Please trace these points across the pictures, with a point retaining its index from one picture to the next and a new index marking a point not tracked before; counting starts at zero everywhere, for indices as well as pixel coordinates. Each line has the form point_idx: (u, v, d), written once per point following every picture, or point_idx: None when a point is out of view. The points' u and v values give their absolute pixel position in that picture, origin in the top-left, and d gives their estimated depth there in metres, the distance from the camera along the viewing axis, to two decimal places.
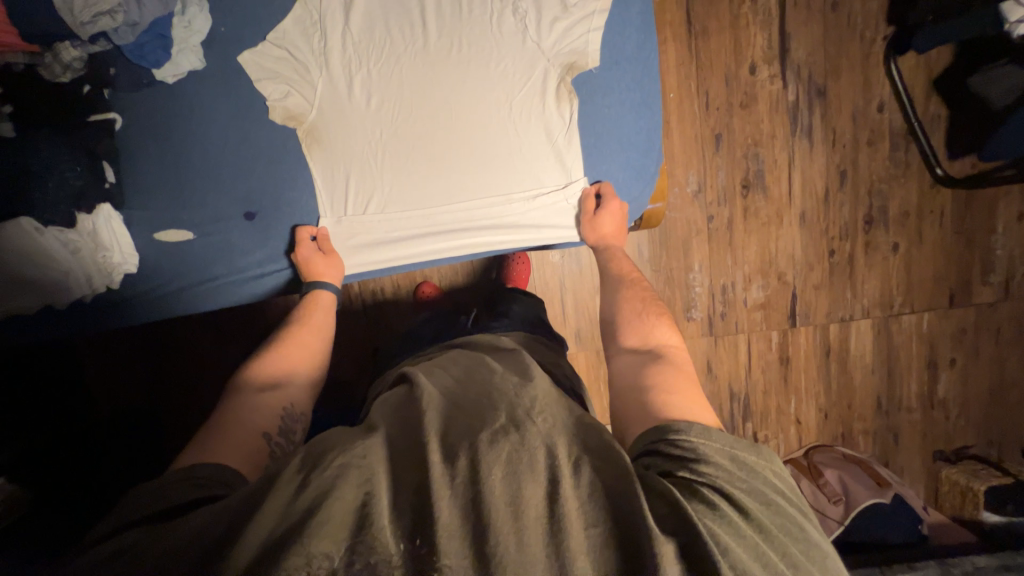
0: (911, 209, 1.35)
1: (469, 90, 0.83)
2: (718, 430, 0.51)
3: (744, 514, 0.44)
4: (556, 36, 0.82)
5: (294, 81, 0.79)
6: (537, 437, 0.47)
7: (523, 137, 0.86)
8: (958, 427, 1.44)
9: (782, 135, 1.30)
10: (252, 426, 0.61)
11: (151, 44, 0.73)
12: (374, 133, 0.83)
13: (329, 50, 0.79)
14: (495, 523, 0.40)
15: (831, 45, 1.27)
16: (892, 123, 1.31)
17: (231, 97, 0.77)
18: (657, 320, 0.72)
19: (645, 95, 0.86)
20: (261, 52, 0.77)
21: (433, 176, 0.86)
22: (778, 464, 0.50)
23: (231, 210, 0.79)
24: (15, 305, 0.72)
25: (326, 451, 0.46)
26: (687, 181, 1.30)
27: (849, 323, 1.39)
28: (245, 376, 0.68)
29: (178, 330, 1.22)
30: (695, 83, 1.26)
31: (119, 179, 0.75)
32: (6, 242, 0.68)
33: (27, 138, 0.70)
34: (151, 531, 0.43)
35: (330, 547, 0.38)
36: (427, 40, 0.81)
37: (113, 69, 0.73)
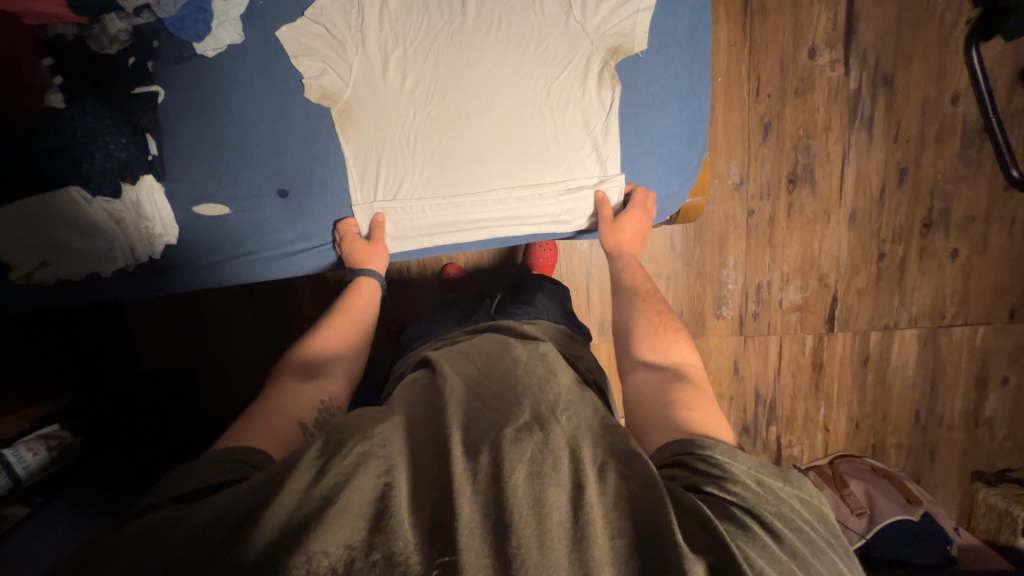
0: (977, 214, 1.24)
1: (507, 72, 0.80)
2: (744, 452, 0.49)
3: (776, 538, 0.42)
4: (602, 17, 0.78)
5: (332, 59, 0.78)
6: (561, 437, 0.47)
7: (560, 123, 0.82)
8: (1003, 449, 1.35)
9: (838, 127, 1.21)
10: (290, 413, 0.62)
11: (192, 18, 0.73)
12: (409, 115, 0.81)
13: (367, 28, 0.77)
14: (516, 524, 0.40)
15: (905, 28, 1.16)
16: (966, 118, 1.19)
17: (267, 72, 0.77)
18: (676, 336, 0.68)
19: (693, 83, 0.81)
20: (300, 28, 0.76)
21: (466, 162, 0.84)
22: (812, 489, 0.47)
23: (265, 187, 0.80)
24: (69, 271, 0.77)
25: (346, 431, 0.48)
26: (729, 172, 1.23)
27: (893, 331, 1.31)
28: (285, 365, 0.69)
29: (213, 297, 1.27)
30: (746, 66, 1.18)
31: (161, 153, 0.77)
32: (60, 211, 0.72)
33: (74, 108, 0.72)
34: (179, 510, 0.46)
35: (348, 536, 0.40)
36: (467, 19, 0.78)
37: (156, 41, 0.74)
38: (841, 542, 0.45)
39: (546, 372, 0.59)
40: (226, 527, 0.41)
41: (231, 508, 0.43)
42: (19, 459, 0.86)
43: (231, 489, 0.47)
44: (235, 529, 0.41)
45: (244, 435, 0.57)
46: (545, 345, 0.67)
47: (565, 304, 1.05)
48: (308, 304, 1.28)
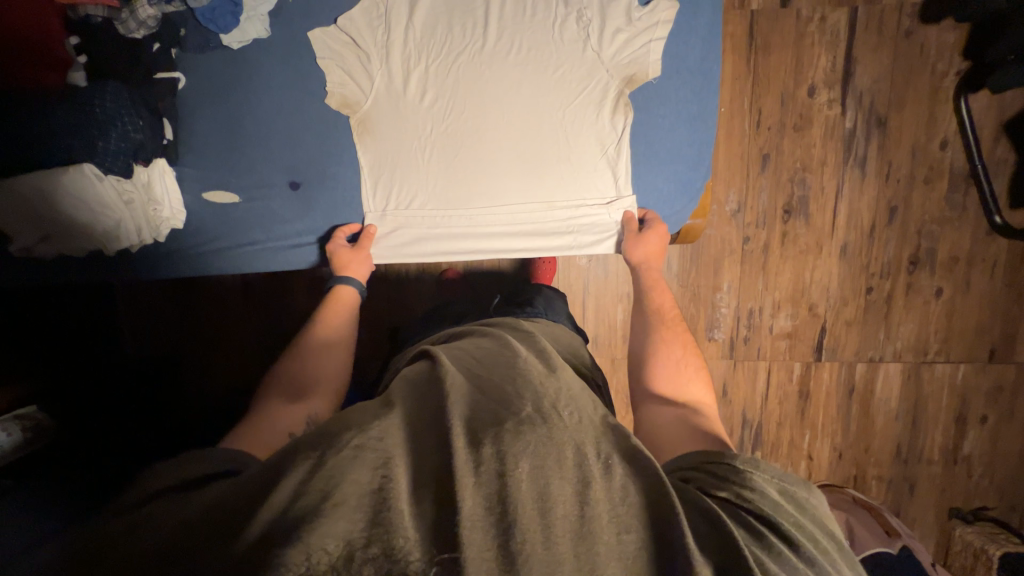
0: (961, 255, 1.29)
1: (524, 93, 0.82)
2: (768, 462, 0.51)
3: (795, 549, 0.43)
4: (617, 47, 0.81)
5: (355, 71, 0.80)
6: (563, 433, 0.48)
7: (572, 144, 0.85)
8: (980, 486, 1.38)
9: (833, 163, 1.25)
10: (279, 427, 0.60)
11: (222, 10, 0.74)
12: (425, 127, 0.83)
13: (390, 42, 0.80)
14: (521, 519, 0.41)
15: (899, 74, 1.21)
16: (954, 163, 1.24)
17: (288, 69, 0.78)
18: (695, 373, 0.70)
19: (702, 109, 0.83)
20: (328, 35, 0.78)
21: (480, 174, 0.85)
22: (832, 508, 0.50)
23: (276, 177, 0.81)
24: (66, 247, 0.74)
25: (340, 430, 0.48)
26: (727, 199, 1.27)
27: (878, 364, 1.34)
28: (275, 376, 0.69)
29: (207, 286, 1.26)
30: (748, 99, 1.23)
31: (176, 138, 0.79)
32: (65, 188, 0.67)
33: (90, 89, 0.69)
34: (172, 504, 0.45)
35: (348, 528, 0.39)
36: (488, 41, 0.81)
37: (184, 30, 0.76)
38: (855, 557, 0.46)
39: (544, 370, 0.60)
40: (224, 519, 0.41)
41: (228, 498, 0.43)
42: None
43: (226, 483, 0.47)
44: (231, 522, 0.41)
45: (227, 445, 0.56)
46: (543, 347, 0.69)
47: (564, 310, 1.07)
48: (304, 300, 1.27)
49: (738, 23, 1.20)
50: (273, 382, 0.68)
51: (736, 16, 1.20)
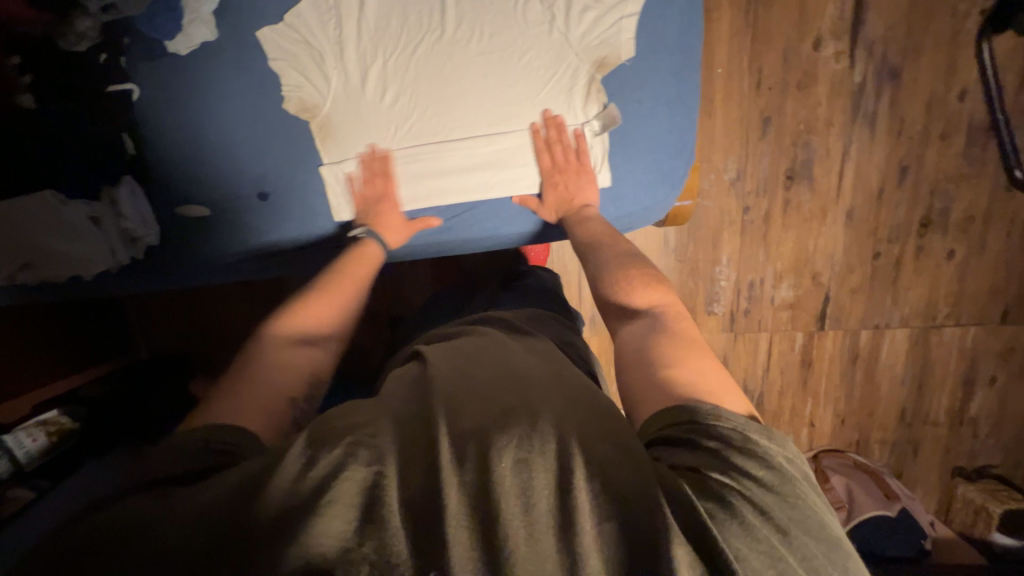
0: (976, 214, 1.22)
1: (493, 83, 0.77)
2: (733, 411, 0.49)
3: (763, 514, 0.42)
4: (587, 28, 0.75)
5: (309, 72, 0.76)
6: (550, 425, 0.48)
7: (546, 139, 0.80)
8: (985, 446, 1.37)
9: (840, 122, 1.17)
10: (281, 388, 0.61)
11: (163, 17, 0.71)
12: (389, 130, 0.79)
13: (341, 40, 0.75)
14: (507, 519, 0.41)
15: (916, 19, 1.10)
16: (973, 115, 1.15)
17: (243, 73, 0.75)
18: (655, 285, 0.67)
19: (681, 91, 0.78)
20: (280, 31, 0.74)
21: (451, 173, 0.81)
22: (791, 448, 0.48)
23: (245, 189, 0.79)
24: (50, 273, 0.75)
25: (328, 433, 0.48)
26: (725, 167, 1.21)
27: (884, 330, 1.31)
28: (275, 329, 0.68)
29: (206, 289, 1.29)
30: (747, 57, 1.14)
31: (138, 153, 0.76)
32: (34, 214, 0.71)
33: (50, 109, 0.73)
34: (166, 499, 0.45)
35: (343, 528, 0.41)
36: (450, 26, 0.75)
37: (127, 38, 0.72)
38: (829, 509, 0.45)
39: (535, 358, 0.63)
40: (222, 517, 0.42)
41: (221, 497, 0.44)
42: (17, 444, 0.91)
43: (221, 478, 0.46)
44: (226, 520, 0.42)
45: (221, 412, 0.55)
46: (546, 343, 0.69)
47: (558, 292, 1.03)
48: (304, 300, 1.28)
49: None
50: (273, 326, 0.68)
51: None
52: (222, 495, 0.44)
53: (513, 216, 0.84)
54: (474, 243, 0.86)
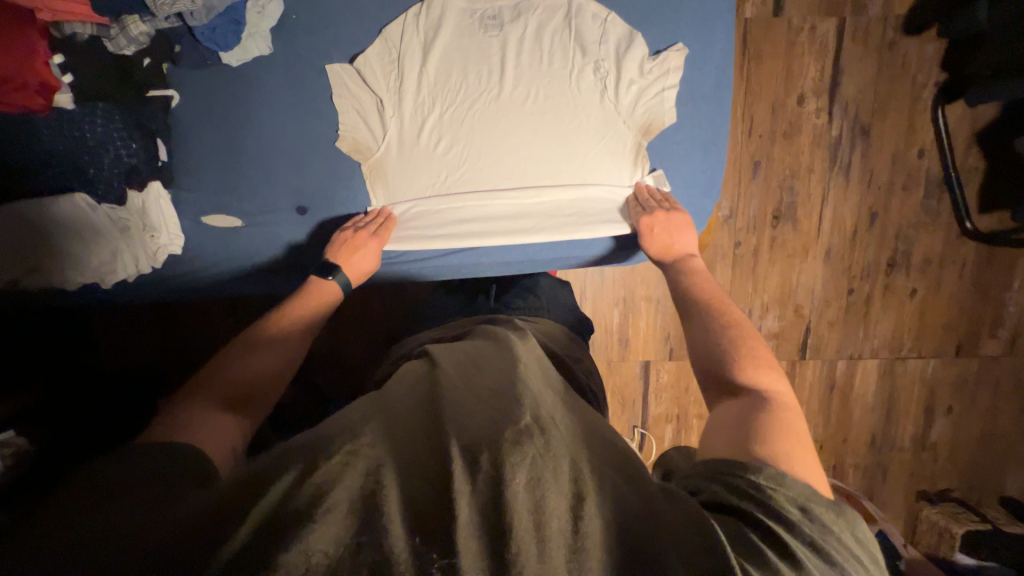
0: (933, 257, 1.36)
1: (537, 139, 0.90)
2: (796, 479, 0.51)
3: (793, 561, 0.44)
4: (633, 95, 0.89)
5: (371, 119, 0.87)
6: (561, 447, 0.48)
7: (589, 190, 0.92)
8: (944, 470, 1.49)
9: (819, 170, 1.30)
10: (228, 428, 0.59)
11: (224, 29, 0.76)
12: (440, 172, 0.90)
13: (404, 86, 0.86)
14: (517, 532, 0.40)
15: (882, 84, 1.25)
16: (929, 171, 1.30)
17: (292, 98, 0.83)
18: (760, 367, 0.67)
19: (714, 134, 0.92)
20: (346, 80, 0.83)
21: (499, 210, 0.92)
22: (860, 528, 0.50)
23: (283, 202, 0.86)
24: (58, 278, 0.74)
25: (325, 442, 0.47)
26: (719, 204, 1.30)
27: (857, 361, 1.41)
28: (216, 368, 0.67)
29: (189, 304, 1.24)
30: (741, 107, 1.25)
31: (170, 159, 0.81)
32: (60, 218, 0.70)
33: (81, 111, 0.72)
34: (139, 510, 0.44)
35: (337, 535, 0.39)
36: (507, 88, 0.89)
37: (179, 46, 0.77)
38: None
39: (540, 375, 0.62)
40: (199, 532, 0.40)
41: (204, 509, 0.42)
42: None
43: (201, 495, 0.45)
44: (208, 528, 0.40)
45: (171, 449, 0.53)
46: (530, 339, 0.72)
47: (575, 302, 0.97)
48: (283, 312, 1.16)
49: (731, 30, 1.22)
50: (217, 371, 0.67)
51: None
52: (202, 507, 0.42)
53: (551, 247, 0.94)
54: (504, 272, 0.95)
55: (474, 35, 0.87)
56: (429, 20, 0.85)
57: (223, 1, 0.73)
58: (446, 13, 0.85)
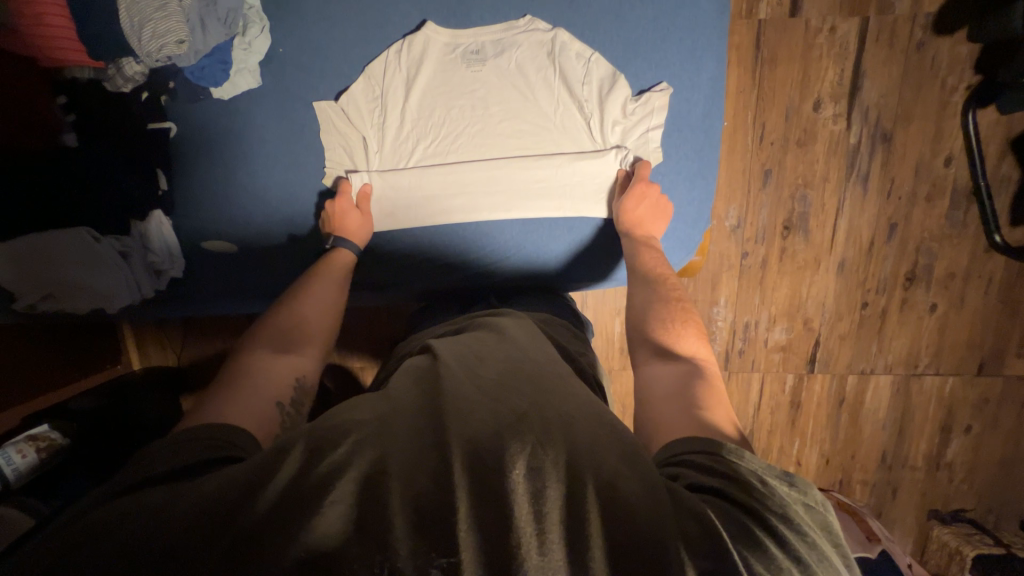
0: (957, 271, 1.29)
1: (518, 172, 0.92)
2: (752, 454, 0.52)
3: (766, 529, 0.44)
4: (614, 136, 0.91)
5: (355, 152, 0.93)
6: (561, 435, 0.49)
7: (578, 219, 0.95)
8: (961, 490, 1.43)
9: (835, 179, 1.24)
10: (268, 392, 0.66)
11: (212, 68, 0.84)
12: (426, 192, 0.94)
13: (387, 120, 0.91)
14: (518, 524, 0.42)
15: (908, 89, 1.18)
16: (956, 181, 1.23)
17: (280, 138, 0.91)
18: (689, 332, 0.74)
19: (701, 165, 0.93)
20: (330, 117, 0.90)
21: (495, 212, 0.94)
22: (816, 494, 0.50)
23: (277, 230, 0.95)
24: (78, 302, 0.91)
25: (332, 432, 0.48)
26: (727, 215, 1.27)
27: (869, 376, 1.37)
28: (262, 328, 0.77)
29: (207, 325, 1.28)
30: (752, 113, 1.20)
31: (168, 187, 0.93)
32: (73, 248, 0.86)
33: (84, 149, 0.87)
34: (166, 493, 0.46)
35: (342, 524, 0.42)
36: (489, 122, 0.91)
37: (172, 82, 0.87)
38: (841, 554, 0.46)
39: (545, 362, 0.62)
40: (216, 516, 0.42)
41: (221, 490, 0.44)
42: (7, 462, 0.91)
43: (222, 473, 0.47)
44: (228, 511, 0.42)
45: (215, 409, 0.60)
46: (529, 323, 0.75)
47: (572, 303, 0.99)
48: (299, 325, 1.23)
49: (744, 33, 1.16)
50: (267, 329, 0.77)
51: (742, 26, 1.16)
52: (218, 488, 0.44)
53: (555, 240, 0.97)
54: (496, 288, 1.01)
55: (456, 69, 0.89)
56: (411, 57, 0.88)
57: (207, 44, 0.81)
58: (428, 48, 0.88)
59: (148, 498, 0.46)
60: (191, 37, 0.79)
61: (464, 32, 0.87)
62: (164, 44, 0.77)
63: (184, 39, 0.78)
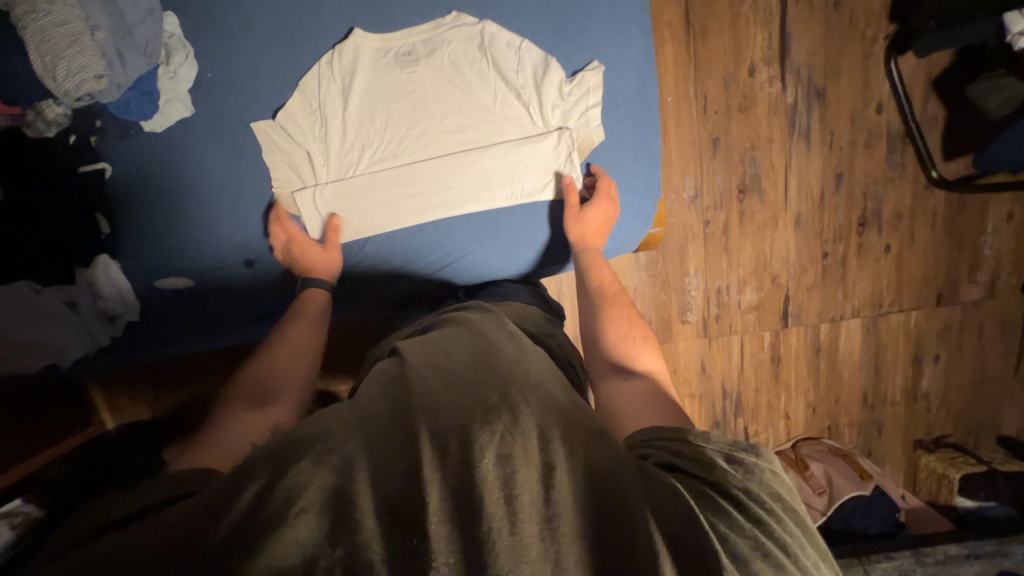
0: (904, 211, 1.36)
1: (470, 166, 0.93)
2: (716, 434, 0.52)
3: (731, 498, 0.46)
4: (558, 119, 0.93)
5: (300, 166, 0.91)
6: (530, 419, 0.49)
7: (531, 203, 0.96)
8: (939, 418, 1.50)
9: (779, 138, 1.29)
10: (240, 437, 0.64)
11: (138, 100, 0.83)
12: (379, 198, 0.93)
13: (330, 130, 0.90)
14: (489, 510, 0.42)
15: (832, 44, 1.24)
16: (890, 126, 1.29)
17: (221, 164, 0.89)
18: (642, 341, 0.77)
19: (645, 138, 0.96)
20: (270, 135, 0.89)
21: (449, 209, 0.94)
22: (781, 466, 0.50)
23: (232, 258, 0.93)
24: (19, 364, 0.85)
25: (299, 442, 0.47)
26: (684, 187, 1.30)
27: (839, 322, 1.42)
28: (240, 385, 0.75)
29: (179, 368, 1.24)
30: (693, 86, 1.24)
31: (111, 229, 0.90)
32: (11, 305, 0.81)
33: (15, 198, 0.84)
34: (117, 532, 0.43)
35: (311, 534, 0.40)
36: (432, 120, 0.91)
37: (100, 120, 0.85)
38: (808, 522, 0.47)
39: (513, 352, 0.62)
40: (174, 545, 0.40)
41: (179, 520, 0.42)
42: None
43: (181, 504, 0.45)
44: (188, 537, 0.41)
45: (191, 454, 0.59)
46: (497, 314, 0.75)
47: (543, 290, 0.99)
48: None
49: (673, 10, 1.20)
50: (245, 384, 0.75)
51: (670, 4, 1.19)
52: (180, 518, 0.43)
53: (512, 232, 0.97)
54: (466, 285, 1.00)
55: (392, 72, 0.89)
56: (344, 66, 0.88)
57: (129, 75, 0.80)
58: (361, 55, 0.88)
59: (98, 545, 0.42)
60: (110, 71, 0.78)
61: (395, 35, 0.88)
62: (82, 79, 0.75)
63: (104, 73, 0.77)
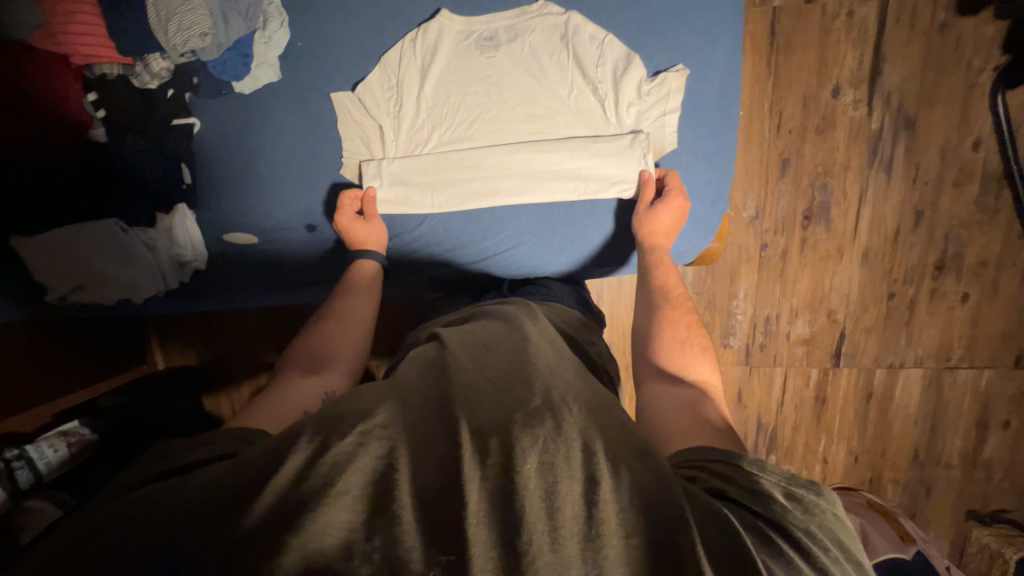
0: (990, 260, 1.24)
1: (534, 158, 0.92)
2: (772, 464, 0.50)
3: (789, 541, 0.44)
4: (630, 119, 0.91)
5: (372, 138, 0.94)
6: (573, 428, 0.48)
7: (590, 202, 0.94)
8: (1000, 490, 1.36)
9: (857, 166, 1.21)
10: (291, 403, 0.67)
11: (233, 61, 0.88)
12: (440, 180, 0.94)
13: (403, 107, 0.93)
14: (528, 520, 0.41)
15: (931, 71, 1.15)
16: (986, 164, 1.18)
17: (297, 131, 0.93)
18: (699, 352, 0.74)
19: (718, 147, 0.92)
20: (347, 106, 0.92)
21: (507, 198, 0.94)
22: (838, 508, 0.48)
23: (297, 221, 0.97)
24: (103, 294, 0.96)
25: (340, 420, 0.47)
26: (745, 206, 1.24)
27: (898, 370, 1.32)
28: (296, 351, 0.78)
29: (227, 320, 1.31)
30: (769, 101, 1.18)
31: (192, 181, 0.95)
32: (101, 240, 0.90)
33: (114, 142, 0.90)
34: (170, 483, 0.46)
35: (349, 518, 0.41)
36: (504, 107, 0.92)
37: (196, 78, 0.90)
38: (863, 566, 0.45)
39: (555, 355, 0.61)
40: (220, 503, 0.42)
41: (224, 480, 0.45)
42: (41, 456, 0.93)
43: (228, 464, 0.47)
44: (233, 499, 0.42)
45: (246, 415, 0.63)
46: (535, 309, 0.75)
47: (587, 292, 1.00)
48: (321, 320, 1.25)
49: (758, 21, 1.15)
50: (300, 352, 0.78)
51: (756, 14, 1.14)
52: (225, 479, 0.45)
53: (565, 231, 0.97)
54: (509, 277, 1.02)
55: (470, 56, 0.90)
56: (426, 45, 0.90)
57: (229, 37, 0.86)
58: (443, 36, 0.89)
59: (159, 490, 0.46)
60: (214, 31, 0.84)
61: (479, 19, 0.88)
62: (188, 36, 0.83)
63: (207, 32, 0.84)
